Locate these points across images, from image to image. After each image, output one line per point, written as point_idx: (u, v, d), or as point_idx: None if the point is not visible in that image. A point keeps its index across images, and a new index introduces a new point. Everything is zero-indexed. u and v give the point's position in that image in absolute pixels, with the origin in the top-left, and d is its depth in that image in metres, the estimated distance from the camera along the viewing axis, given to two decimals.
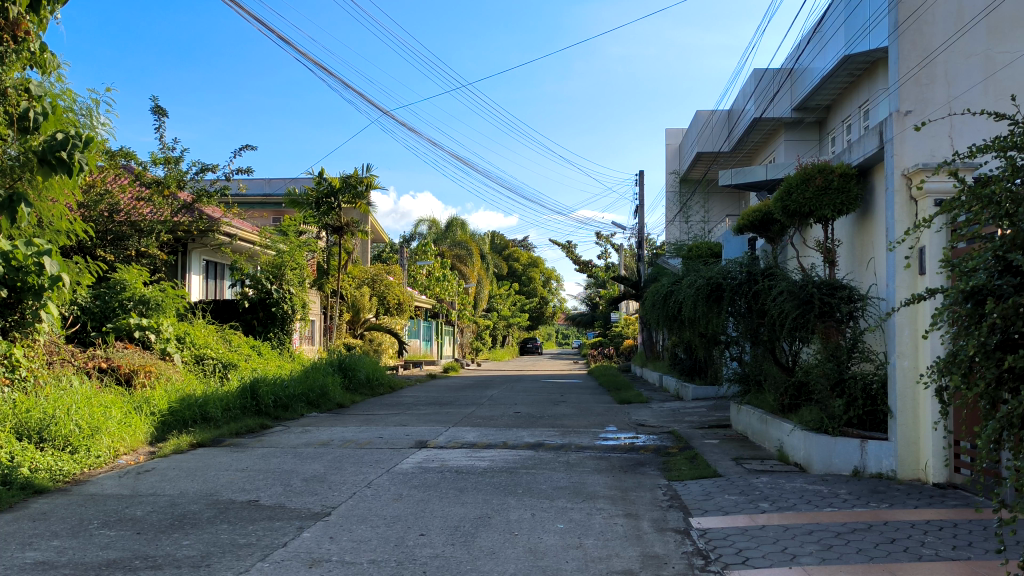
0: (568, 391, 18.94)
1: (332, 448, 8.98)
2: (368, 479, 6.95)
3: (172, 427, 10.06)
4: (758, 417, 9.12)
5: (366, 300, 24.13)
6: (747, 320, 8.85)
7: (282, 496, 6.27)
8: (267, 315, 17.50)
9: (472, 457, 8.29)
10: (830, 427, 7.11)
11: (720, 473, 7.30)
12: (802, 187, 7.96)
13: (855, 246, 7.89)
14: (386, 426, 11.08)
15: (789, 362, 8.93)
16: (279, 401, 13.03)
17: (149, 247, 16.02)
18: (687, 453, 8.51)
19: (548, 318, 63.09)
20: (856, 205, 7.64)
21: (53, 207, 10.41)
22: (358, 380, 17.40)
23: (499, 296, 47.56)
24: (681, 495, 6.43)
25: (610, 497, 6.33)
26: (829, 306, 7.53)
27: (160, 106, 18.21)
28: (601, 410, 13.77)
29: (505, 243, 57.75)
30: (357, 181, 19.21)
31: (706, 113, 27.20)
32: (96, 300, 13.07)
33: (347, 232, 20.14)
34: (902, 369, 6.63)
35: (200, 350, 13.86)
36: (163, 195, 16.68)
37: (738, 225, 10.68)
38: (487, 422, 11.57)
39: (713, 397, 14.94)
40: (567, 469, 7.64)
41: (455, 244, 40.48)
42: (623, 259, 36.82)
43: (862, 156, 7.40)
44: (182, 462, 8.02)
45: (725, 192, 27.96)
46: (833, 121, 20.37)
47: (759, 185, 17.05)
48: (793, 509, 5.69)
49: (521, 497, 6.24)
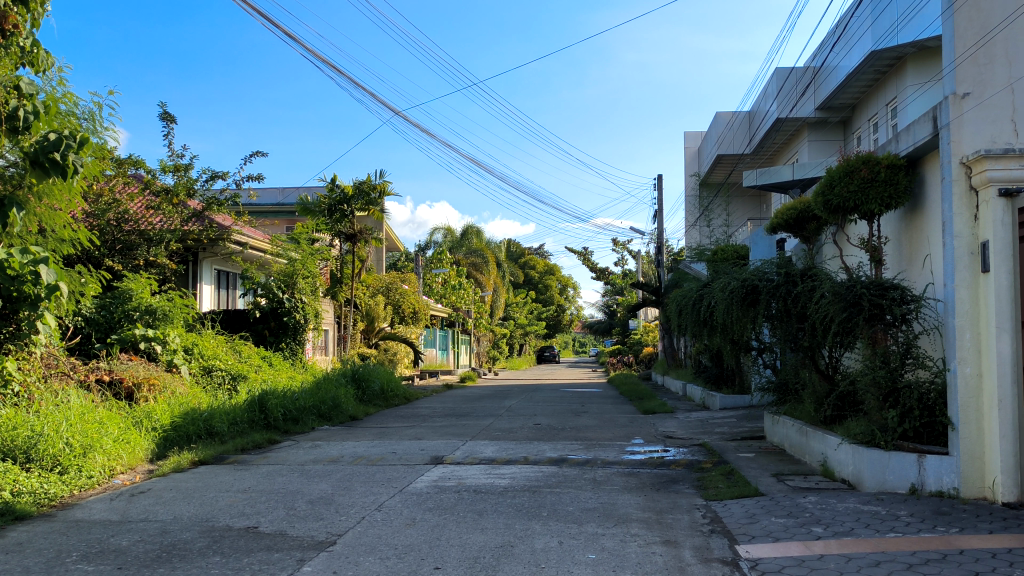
0: (589, 401, 18.33)
1: (342, 465, 8.42)
2: (379, 502, 6.38)
3: (175, 443, 9.56)
4: (797, 428, 8.50)
5: (381, 309, 23.61)
6: (786, 326, 8.26)
7: (284, 522, 5.72)
8: (279, 324, 17.00)
9: (491, 474, 7.72)
10: (882, 441, 6.50)
11: (762, 491, 6.69)
12: (846, 179, 7.42)
13: (904, 243, 7.31)
14: (401, 440, 10.53)
15: (830, 370, 8.32)
16: (289, 414, 12.51)
17: (158, 256, 15.62)
18: (722, 469, 7.89)
19: (566, 326, 62.55)
20: (904, 198, 7.04)
21: (59, 214, 9.93)
22: (372, 392, 16.88)
23: (515, 304, 46.94)
24: (722, 518, 5.82)
25: (644, 521, 5.73)
26: (879, 308, 6.85)
27: (168, 112, 17.82)
28: (625, 421, 13.18)
29: (520, 251, 57.54)
30: (370, 188, 18.69)
31: (726, 115, 26.60)
32: (101, 310, 12.69)
33: (360, 240, 19.64)
34: (963, 376, 6.02)
35: (209, 361, 13.36)
36: (172, 203, 16.31)
37: (770, 225, 10.11)
38: (506, 435, 11.00)
39: (742, 407, 14.30)
40: (594, 488, 7.04)
41: (471, 252, 40.07)
42: (641, 266, 36.16)
43: (912, 144, 6.78)
44: (181, 482, 7.49)
45: (747, 195, 27.29)
46: (858, 120, 19.76)
47: (786, 184, 16.46)
48: (852, 534, 5.09)
49: (546, 521, 5.67)
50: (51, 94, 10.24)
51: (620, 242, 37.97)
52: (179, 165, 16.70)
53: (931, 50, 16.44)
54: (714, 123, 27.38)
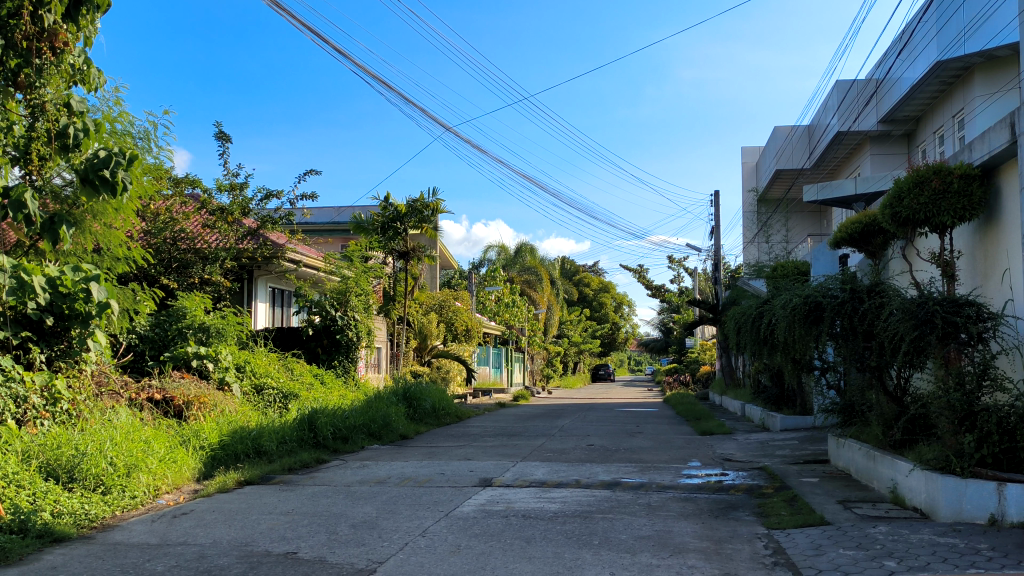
0: (644, 421, 17.92)
1: (389, 487, 8.22)
2: (424, 526, 6.15)
3: (222, 462, 9.47)
4: (864, 453, 8.08)
5: (434, 327, 23.50)
6: (851, 345, 7.85)
7: (325, 547, 5.51)
8: (332, 342, 16.93)
9: (542, 498, 7.44)
10: (958, 468, 6.08)
11: (828, 520, 6.30)
12: (915, 191, 7.04)
13: (979, 257, 6.91)
14: (450, 461, 10.30)
15: (898, 392, 7.91)
16: (339, 433, 12.37)
17: (213, 274, 15.62)
18: (785, 495, 7.50)
19: (620, 344, 61.94)
20: (979, 210, 6.65)
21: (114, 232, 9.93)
22: (423, 410, 16.69)
23: (569, 322, 46.59)
24: (786, 549, 5.47)
25: (702, 551, 5.40)
26: (953, 327, 6.40)
27: (224, 131, 17.96)
28: (682, 442, 12.78)
29: (574, 268, 57.21)
30: (423, 205, 18.58)
31: (784, 130, 26.08)
32: (155, 328, 12.76)
33: (413, 257, 19.53)
34: None
35: (261, 380, 13.31)
36: (227, 221, 16.34)
37: (833, 240, 9.73)
38: (558, 456, 10.72)
39: (804, 428, 13.80)
40: (649, 514, 6.72)
41: (524, 270, 39.87)
42: (697, 283, 35.60)
43: (987, 153, 6.40)
44: (224, 503, 7.35)
45: (807, 211, 26.66)
46: (923, 133, 19.16)
47: (848, 199, 15.97)
48: (928, 570, 4.71)
49: (598, 550, 5.38)
50: (106, 113, 10.34)
51: (676, 259, 37.46)
52: (234, 184, 16.77)
53: (1001, 59, 15.84)
54: (772, 137, 26.84)
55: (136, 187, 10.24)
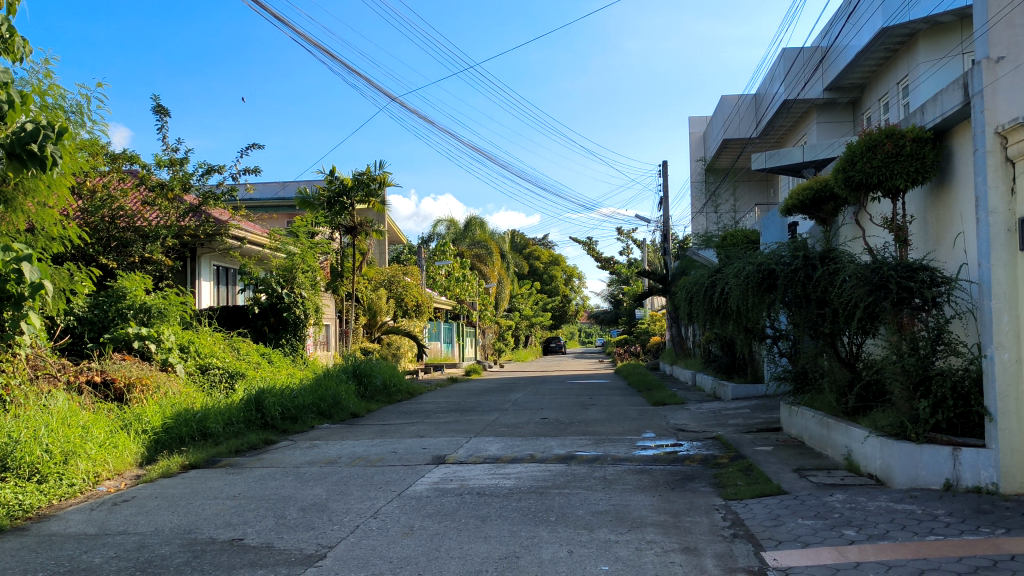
0: (596, 393, 17.89)
1: (339, 467, 8.01)
2: (376, 508, 5.97)
3: (166, 446, 9.18)
4: (817, 420, 8.09)
5: (383, 303, 23.21)
6: (804, 311, 7.83)
7: (272, 532, 5.30)
8: (279, 320, 16.61)
9: (496, 474, 7.30)
10: (913, 433, 6.06)
11: (785, 489, 6.26)
12: (869, 154, 7.01)
13: (930, 222, 6.89)
14: (402, 438, 10.13)
15: (851, 358, 7.92)
16: (287, 412, 12.11)
17: (154, 253, 15.19)
18: (740, 465, 7.46)
19: (571, 317, 62.11)
20: (932, 173, 6.61)
21: (47, 211, 9.51)
22: (374, 387, 16.48)
23: (520, 295, 46.50)
24: (744, 520, 5.39)
25: (661, 525, 5.29)
26: (908, 292, 6.36)
27: (161, 105, 17.42)
28: (636, 414, 12.75)
29: (524, 242, 57.12)
30: (370, 179, 18.23)
31: (731, 99, 26.11)
32: (94, 309, 12.33)
33: (360, 232, 19.21)
34: (1002, 364, 5.58)
35: (206, 360, 12.94)
36: (167, 198, 15.85)
37: (783, 207, 9.71)
38: (512, 431, 10.61)
39: (755, 396, 13.86)
40: (605, 488, 6.62)
41: (474, 244, 39.64)
42: (646, 254, 35.70)
43: (939, 115, 6.35)
44: (167, 489, 7.08)
45: (754, 180, 26.77)
46: (868, 100, 19.29)
47: (795, 167, 16.02)
48: (888, 538, 4.66)
49: (555, 527, 5.25)
50: (36, 87, 9.86)
51: (625, 231, 37.50)
52: (174, 160, 16.26)
53: (944, 26, 15.95)
54: (719, 107, 26.86)
55: (71, 163, 9.80)
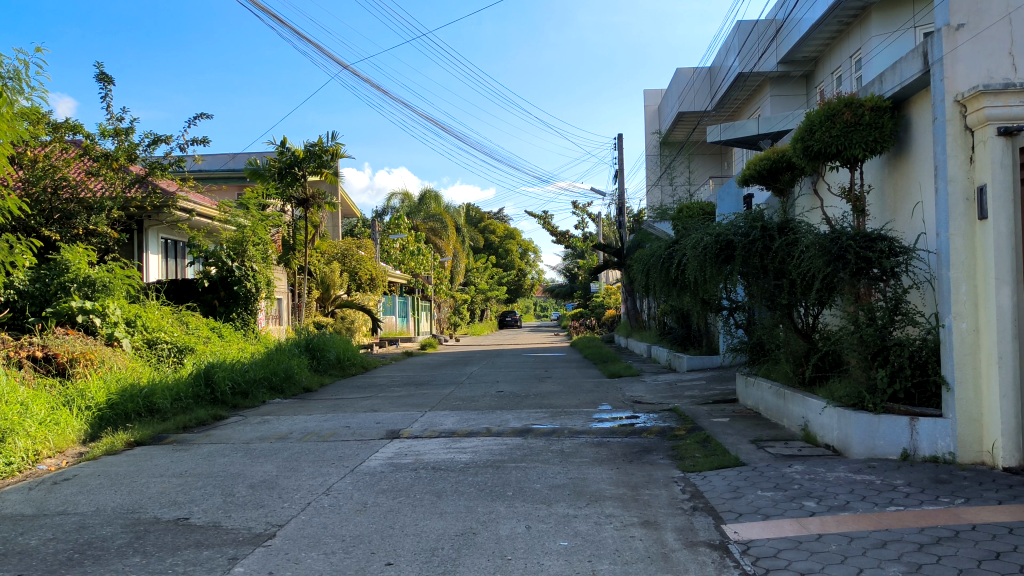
0: (552, 366, 17.84)
1: (291, 442, 7.82)
2: (328, 484, 5.80)
3: (111, 423, 8.91)
4: (774, 391, 8.07)
5: (337, 277, 22.92)
6: (761, 283, 7.77)
7: (219, 511, 5.12)
8: (229, 294, 16.27)
9: (452, 449, 7.16)
10: (871, 403, 6.03)
11: (743, 460, 6.21)
12: (828, 123, 6.95)
13: (888, 191, 6.86)
14: (356, 413, 9.96)
15: (807, 328, 7.90)
16: (237, 387, 11.86)
17: (98, 225, 14.75)
18: (698, 437, 7.40)
19: (526, 291, 62.11)
20: (890, 143, 6.55)
21: None
22: (327, 361, 16.25)
23: (475, 269, 46.32)
24: (704, 492, 5.33)
25: (619, 499, 5.20)
26: (866, 262, 6.31)
27: (105, 73, 16.88)
28: (591, 386, 12.70)
29: (479, 216, 56.86)
30: (322, 151, 17.88)
31: (687, 72, 26.06)
32: (36, 282, 11.97)
33: (313, 205, 18.87)
34: (960, 333, 5.56)
35: (153, 334, 12.62)
36: (112, 168, 15.38)
37: (740, 178, 9.66)
38: (467, 404, 10.48)
39: (710, 367, 13.89)
40: (562, 461, 6.52)
41: (429, 218, 39.32)
42: (601, 228, 35.72)
43: (898, 84, 6.28)
44: (111, 467, 6.84)
45: (709, 153, 26.81)
46: (821, 74, 19.35)
47: (750, 139, 16.01)
48: (849, 510, 4.61)
49: (512, 502, 5.13)
50: None
51: (580, 205, 37.45)
52: (119, 130, 15.76)
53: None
54: (675, 80, 26.80)
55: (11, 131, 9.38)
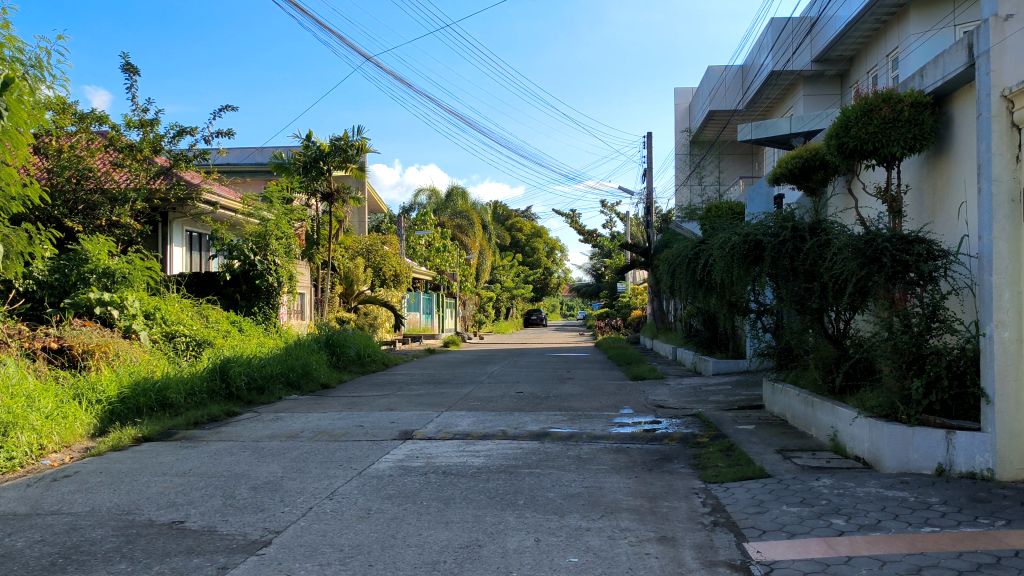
0: (575, 366, 17.57)
1: (301, 441, 7.61)
2: (332, 488, 5.58)
3: (122, 417, 8.76)
4: (801, 398, 7.77)
5: (361, 272, 22.79)
6: (792, 286, 7.47)
7: (216, 515, 4.90)
8: (250, 288, 16.11)
9: (465, 452, 6.91)
10: (904, 415, 5.72)
11: (768, 472, 5.91)
12: (864, 119, 6.67)
13: (926, 192, 6.54)
14: (371, 411, 9.74)
15: (838, 333, 7.60)
16: (253, 382, 11.69)
17: (121, 216, 14.59)
18: (721, 445, 7.10)
19: (552, 290, 61.83)
20: (930, 140, 6.23)
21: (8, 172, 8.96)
22: (348, 357, 16.08)
23: (501, 267, 46.11)
24: (725, 506, 5.04)
25: (636, 511, 4.93)
26: (902, 265, 5.99)
27: (131, 64, 16.79)
28: (614, 389, 12.42)
29: (507, 213, 56.60)
30: (347, 145, 17.69)
31: (718, 70, 25.65)
32: (55, 273, 11.80)
33: (338, 199, 18.72)
34: (1002, 342, 5.23)
35: (172, 328, 12.47)
36: (137, 159, 15.26)
37: (771, 177, 9.38)
38: (485, 405, 10.23)
39: (737, 371, 13.56)
40: (579, 467, 6.25)
41: (456, 214, 39.11)
42: (629, 228, 35.35)
43: (940, 78, 5.97)
44: (114, 464, 6.66)
45: (739, 152, 26.51)
46: (856, 73, 18.91)
47: (782, 138, 15.63)
48: (881, 530, 4.31)
49: (522, 512, 4.88)
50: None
51: (608, 204, 37.10)
52: (145, 122, 15.64)
53: None
54: (706, 78, 26.39)
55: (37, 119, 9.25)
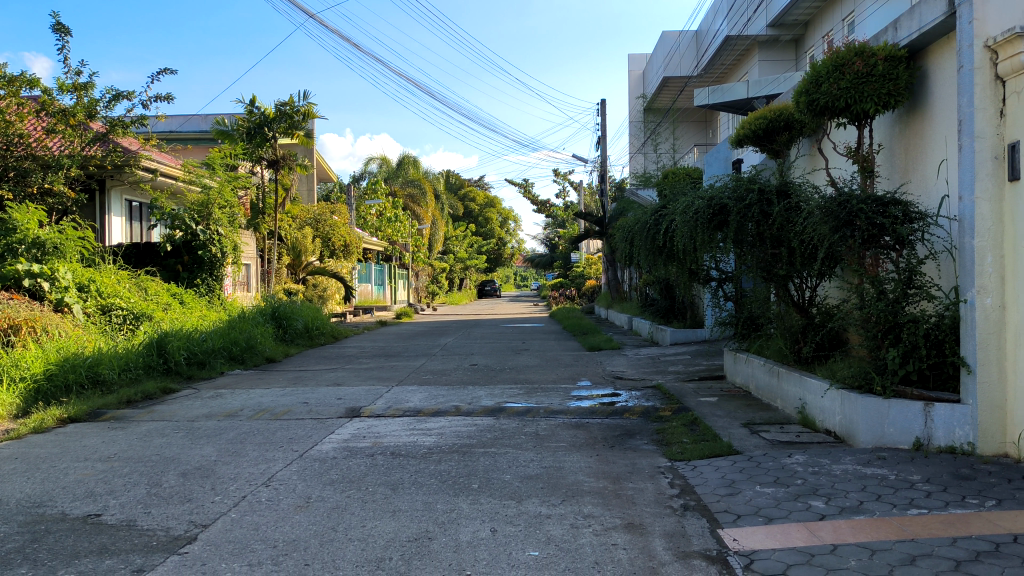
0: (530, 337, 17.21)
1: (240, 421, 7.12)
2: (269, 473, 5.12)
3: (49, 395, 8.19)
4: (766, 368, 7.47)
5: (309, 243, 22.13)
6: (757, 252, 7.13)
7: (138, 507, 4.42)
8: (193, 259, 15.43)
9: (415, 431, 6.49)
10: (880, 386, 5.42)
11: (736, 448, 5.58)
12: (836, 75, 6.33)
13: (900, 151, 6.23)
14: (318, 387, 9.27)
15: (805, 301, 7.29)
16: (194, 358, 11.13)
17: (55, 183, 13.77)
18: (685, 419, 6.77)
19: (505, 261, 61.40)
20: (905, 96, 5.90)
21: None
22: (295, 330, 15.53)
23: (454, 237, 45.53)
24: (694, 487, 4.69)
25: (599, 494, 4.56)
26: (877, 229, 5.66)
27: (62, 24, 15.90)
28: (569, 360, 12.07)
29: (459, 183, 55.92)
30: (293, 110, 17.00)
31: (672, 35, 25.30)
32: None
33: (284, 166, 18.03)
34: (984, 309, 4.94)
35: (107, 300, 11.79)
36: (72, 124, 14.16)
37: (733, 141, 9.03)
38: (436, 379, 9.80)
39: (694, 341, 13.30)
40: (536, 446, 5.86)
41: (407, 184, 38.37)
42: (583, 197, 35.00)
43: (917, 29, 5.62)
44: (32, 448, 6.13)
45: (693, 119, 26.26)
46: (811, 38, 18.68)
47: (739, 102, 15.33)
48: (865, 513, 3.98)
49: (477, 498, 4.48)
50: None
51: (562, 173, 36.72)
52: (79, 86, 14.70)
53: None
54: (660, 44, 26.01)
55: None
